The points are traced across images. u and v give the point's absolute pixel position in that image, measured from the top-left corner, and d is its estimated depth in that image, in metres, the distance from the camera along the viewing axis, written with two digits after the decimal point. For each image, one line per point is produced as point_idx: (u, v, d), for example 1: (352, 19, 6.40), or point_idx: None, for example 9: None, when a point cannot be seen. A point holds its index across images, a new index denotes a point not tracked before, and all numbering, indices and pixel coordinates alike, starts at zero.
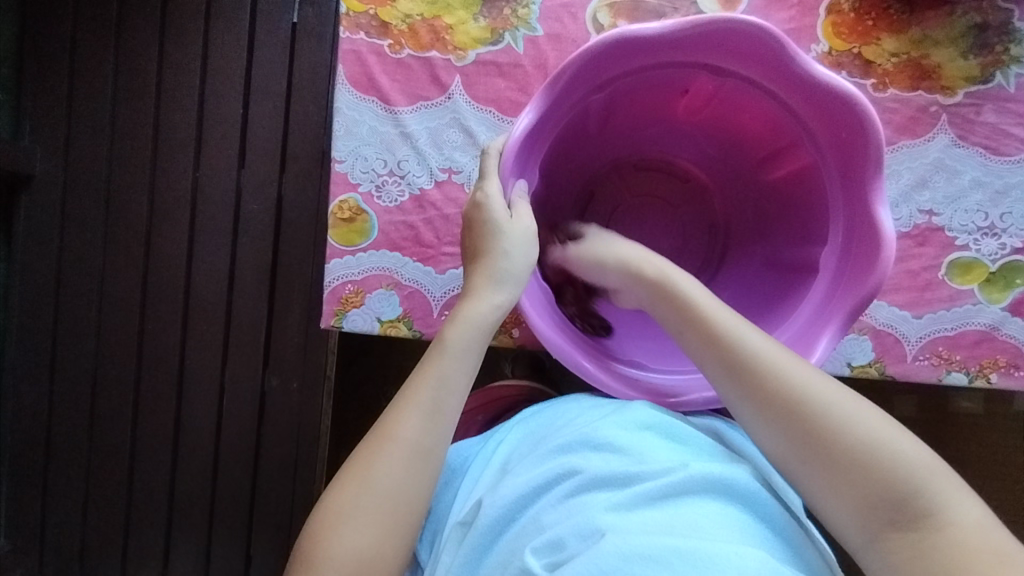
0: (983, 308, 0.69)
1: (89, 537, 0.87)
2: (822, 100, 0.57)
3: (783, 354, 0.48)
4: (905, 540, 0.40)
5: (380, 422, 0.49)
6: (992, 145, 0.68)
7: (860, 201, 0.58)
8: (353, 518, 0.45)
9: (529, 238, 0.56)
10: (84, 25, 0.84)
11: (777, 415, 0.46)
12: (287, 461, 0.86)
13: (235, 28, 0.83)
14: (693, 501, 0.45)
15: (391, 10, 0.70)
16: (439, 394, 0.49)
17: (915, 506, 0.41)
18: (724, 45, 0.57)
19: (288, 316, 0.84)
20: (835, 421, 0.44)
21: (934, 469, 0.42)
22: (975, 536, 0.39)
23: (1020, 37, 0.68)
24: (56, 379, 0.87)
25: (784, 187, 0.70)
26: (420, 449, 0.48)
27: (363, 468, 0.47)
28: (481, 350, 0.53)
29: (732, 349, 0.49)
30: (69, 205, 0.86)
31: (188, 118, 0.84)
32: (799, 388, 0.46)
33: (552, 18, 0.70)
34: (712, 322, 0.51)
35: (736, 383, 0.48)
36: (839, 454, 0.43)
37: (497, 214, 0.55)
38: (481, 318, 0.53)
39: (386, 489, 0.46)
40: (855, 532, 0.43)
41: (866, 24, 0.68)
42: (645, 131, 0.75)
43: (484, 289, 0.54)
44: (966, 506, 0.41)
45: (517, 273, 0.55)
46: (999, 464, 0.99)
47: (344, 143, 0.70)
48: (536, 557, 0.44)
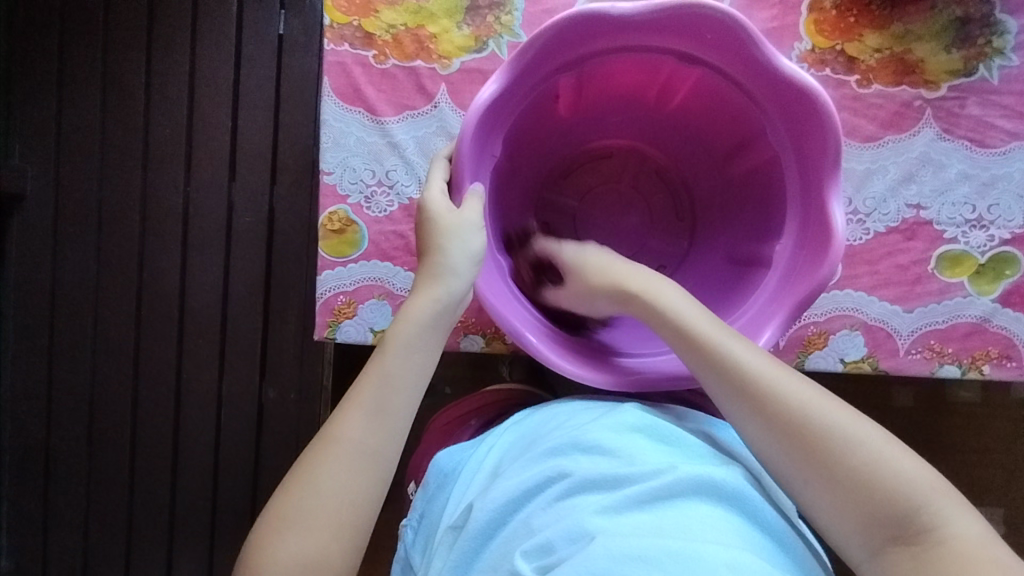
0: (974, 301, 0.69)
1: (92, 554, 0.88)
2: (780, 88, 0.58)
3: (784, 375, 0.49)
4: (907, 553, 0.41)
5: (325, 423, 0.48)
6: (978, 137, 0.68)
7: (815, 181, 0.58)
8: (302, 519, 0.44)
9: (474, 229, 0.55)
10: (71, 43, 0.84)
11: (779, 432, 0.47)
12: (287, 471, 0.86)
13: (221, 40, 0.83)
14: (682, 502, 0.44)
15: (375, 21, 0.70)
16: (383, 394, 0.49)
17: (920, 520, 0.42)
18: (688, 31, 0.57)
19: (283, 328, 0.84)
20: (841, 442, 0.45)
21: (933, 484, 0.43)
22: (977, 550, 0.40)
23: (1002, 29, 0.68)
24: (53, 397, 0.87)
25: (744, 180, 0.70)
26: (363, 449, 0.47)
27: (308, 471, 0.46)
28: (429, 345, 0.52)
29: (736, 371, 0.50)
30: (61, 223, 0.86)
31: (177, 132, 0.84)
32: (804, 411, 0.46)
33: (535, 24, 0.70)
34: (712, 345, 0.51)
35: (743, 405, 0.49)
36: (840, 471, 0.44)
37: (439, 212, 0.55)
38: (425, 315, 0.52)
39: (329, 492, 0.45)
40: (856, 547, 0.44)
41: (848, 21, 0.68)
42: (609, 118, 0.76)
43: (429, 286, 0.54)
44: (967, 520, 0.41)
45: (459, 269, 0.54)
46: (999, 452, 1.00)
47: (332, 154, 0.70)
48: (526, 561, 0.44)
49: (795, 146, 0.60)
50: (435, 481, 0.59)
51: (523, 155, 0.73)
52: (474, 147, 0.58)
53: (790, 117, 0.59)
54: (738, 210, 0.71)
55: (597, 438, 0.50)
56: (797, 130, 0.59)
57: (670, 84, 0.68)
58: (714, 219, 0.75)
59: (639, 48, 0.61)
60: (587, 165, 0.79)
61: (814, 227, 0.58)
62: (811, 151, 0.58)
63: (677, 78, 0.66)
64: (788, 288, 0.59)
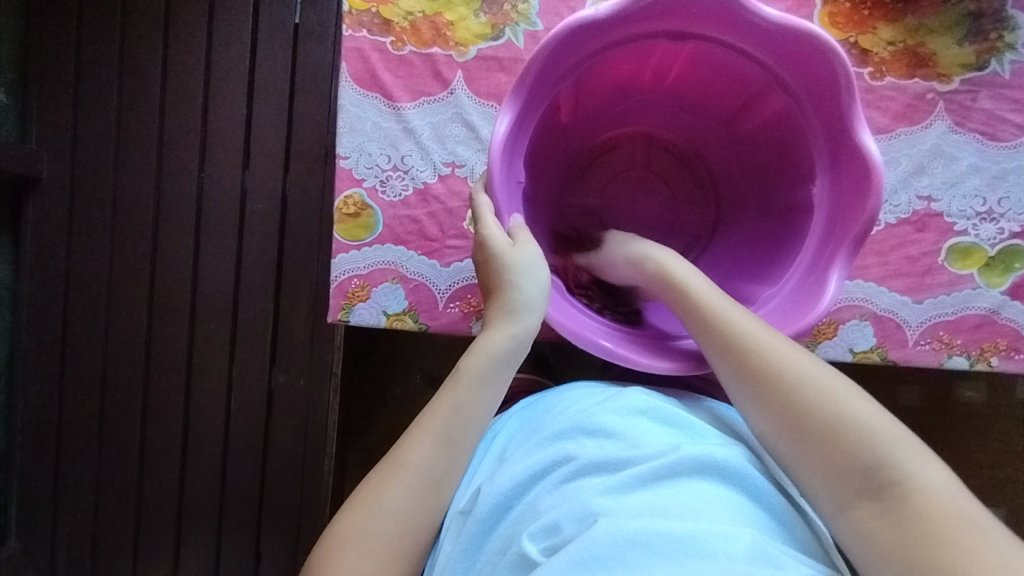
0: (983, 293, 0.69)
1: (101, 534, 0.88)
2: (783, 43, 0.58)
3: (766, 332, 0.50)
4: (876, 508, 0.41)
5: (395, 447, 0.50)
6: (989, 131, 0.69)
7: (839, 127, 0.59)
8: (363, 538, 0.46)
9: (536, 262, 0.56)
10: (89, 29, 0.85)
11: (756, 387, 0.48)
12: (295, 455, 0.86)
13: (238, 27, 0.84)
14: (686, 483, 0.45)
15: (393, 8, 0.71)
16: (451, 423, 0.50)
17: (884, 471, 0.41)
18: (686, 7, 0.58)
19: (294, 314, 0.85)
20: (810, 395, 0.46)
21: (901, 438, 0.42)
22: (942, 502, 0.39)
23: (1014, 24, 0.69)
24: (66, 377, 0.88)
25: (761, 135, 0.71)
26: (430, 476, 0.49)
27: (373, 493, 0.48)
28: (503, 382, 0.53)
29: (722, 329, 0.51)
30: (77, 205, 0.86)
31: (192, 119, 0.85)
32: (778, 364, 0.48)
33: (552, 13, 0.70)
34: (701, 303, 0.54)
35: (723, 358, 0.51)
36: (814, 426, 0.45)
37: (499, 247, 0.56)
38: (497, 349, 0.53)
39: (394, 514, 0.47)
40: (828, 501, 0.44)
41: (862, 14, 0.69)
42: (615, 107, 0.76)
43: (497, 322, 0.54)
44: (933, 472, 0.41)
45: (532, 303, 0.55)
46: (1003, 451, 1.00)
47: (349, 139, 0.71)
48: (533, 543, 0.44)
49: (824, 117, 0.60)
50: None
51: (546, 155, 0.73)
52: (504, 166, 0.58)
53: (804, 72, 0.60)
54: (763, 173, 0.73)
55: (602, 421, 0.51)
56: (814, 93, 0.60)
57: (668, 64, 0.69)
58: (740, 201, 0.76)
59: (633, 37, 0.61)
60: (607, 153, 0.80)
61: (849, 164, 0.58)
62: (833, 115, 0.59)
63: (669, 56, 0.67)
64: (837, 227, 0.59)
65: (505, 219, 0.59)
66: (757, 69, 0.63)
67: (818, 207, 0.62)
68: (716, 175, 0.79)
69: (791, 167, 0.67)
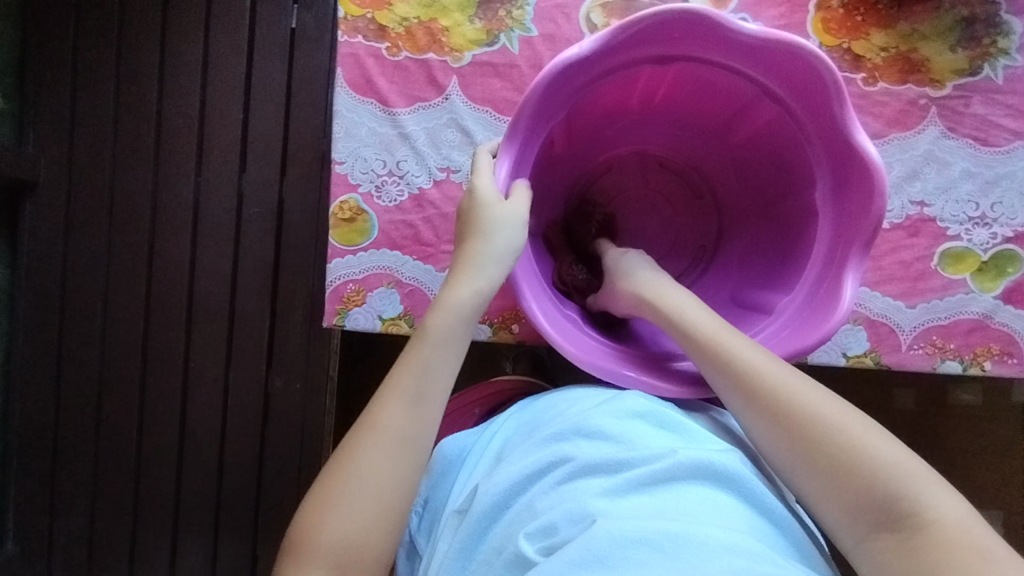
0: (976, 297, 0.70)
1: (97, 538, 0.88)
2: (771, 57, 0.58)
3: (775, 366, 0.50)
4: (893, 540, 0.40)
5: (363, 413, 0.49)
6: (982, 136, 0.69)
7: (835, 134, 0.59)
8: (345, 506, 0.45)
9: (516, 220, 0.55)
10: (86, 34, 0.86)
11: (770, 421, 0.48)
12: (292, 459, 0.86)
13: (235, 31, 0.84)
14: (683, 486, 0.45)
15: (388, 14, 0.71)
16: (422, 381, 0.50)
17: (898, 506, 0.40)
18: (670, 34, 0.57)
19: (291, 318, 0.85)
20: (822, 425, 0.45)
21: (917, 471, 0.41)
22: (960, 535, 0.38)
23: (1007, 30, 0.69)
24: (63, 381, 0.88)
25: (752, 145, 0.71)
26: (404, 436, 0.47)
27: (349, 458, 0.47)
28: (466, 334, 0.53)
29: (730, 364, 0.51)
30: (74, 210, 0.87)
31: (189, 123, 0.85)
32: (790, 396, 0.48)
33: (546, 19, 0.71)
34: (705, 338, 0.54)
35: (734, 392, 0.51)
36: (829, 460, 0.44)
37: (486, 198, 0.56)
38: (464, 304, 0.53)
39: (374, 478, 0.46)
40: (846, 532, 0.43)
41: (855, 19, 0.69)
42: (610, 129, 0.76)
43: (464, 276, 0.54)
44: (948, 505, 0.40)
45: (502, 254, 0.55)
46: (1000, 455, 1.00)
47: (344, 144, 0.71)
48: (530, 543, 0.44)
49: (821, 124, 0.60)
50: (441, 468, 0.59)
51: (546, 175, 0.74)
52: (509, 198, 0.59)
53: (797, 84, 0.60)
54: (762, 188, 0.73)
55: (600, 424, 0.51)
56: (810, 107, 0.60)
57: (660, 85, 0.69)
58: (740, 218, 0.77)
59: (628, 63, 0.61)
60: (612, 171, 0.80)
61: (854, 170, 0.58)
62: (828, 122, 0.59)
63: (656, 79, 0.67)
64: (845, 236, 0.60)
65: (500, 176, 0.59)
66: (749, 85, 0.63)
67: (822, 213, 0.62)
68: (715, 187, 0.79)
69: (789, 172, 0.67)
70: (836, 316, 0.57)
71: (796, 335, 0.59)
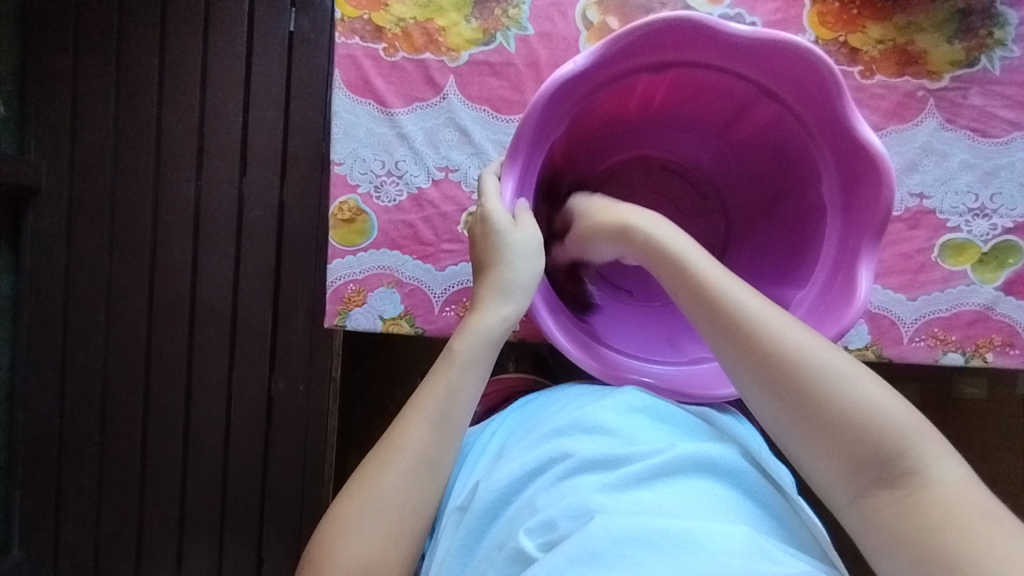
0: (977, 289, 0.70)
1: (103, 542, 0.89)
2: (765, 55, 0.58)
3: (772, 313, 0.47)
4: (891, 497, 0.40)
5: (388, 433, 0.49)
6: (980, 127, 0.69)
7: (839, 126, 0.59)
8: (366, 524, 0.46)
9: (534, 247, 0.56)
10: (86, 41, 0.86)
11: (769, 376, 0.45)
12: (296, 460, 0.87)
13: (234, 36, 0.84)
14: (682, 482, 0.45)
15: (385, 15, 0.71)
16: (447, 405, 0.50)
17: (901, 464, 0.40)
18: (663, 43, 0.57)
19: (293, 320, 0.85)
20: (827, 382, 0.43)
21: (916, 427, 0.41)
22: (958, 494, 0.39)
23: (1004, 20, 0.69)
24: (68, 386, 0.88)
25: (756, 142, 0.72)
26: (426, 458, 0.48)
27: (370, 478, 0.47)
28: (491, 359, 0.53)
29: (730, 310, 0.47)
30: (77, 214, 0.87)
31: (189, 128, 0.86)
32: (794, 350, 0.44)
33: (542, 17, 0.71)
34: (706, 283, 0.49)
35: (730, 343, 0.47)
36: (827, 415, 0.42)
37: (500, 223, 0.56)
38: (489, 329, 0.53)
39: (396, 498, 0.47)
40: (841, 492, 0.42)
41: (851, 13, 0.69)
42: (613, 136, 0.76)
43: (489, 302, 0.55)
44: (948, 463, 0.40)
45: (522, 284, 0.55)
46: (1006, 449, 1.00)
47: (343, 145, 0.71)
48: (529, 539, 0.44)
49: (824, 121, 0.60)
50: None
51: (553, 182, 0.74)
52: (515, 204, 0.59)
53: (795, 80, 0.59)
54: (766, 183, 0.74)
55: (599, 419, 0.51)
56: (820, 118, 0.60)
57: (664, 92, 0.69)
58: (746, 212, 0.76)
59: (625, 71, 0.61)
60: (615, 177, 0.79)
61: (854, 162, 0.59)
62: (832, 125, 0.59)
63: (652, 84, 0.67)
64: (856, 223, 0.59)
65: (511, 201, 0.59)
66: (746, 83, 0.63)
67: (832, 208, 0.62)
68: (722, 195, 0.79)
69: (795, 169, 0.67)
70: (855, 306, 0.56)
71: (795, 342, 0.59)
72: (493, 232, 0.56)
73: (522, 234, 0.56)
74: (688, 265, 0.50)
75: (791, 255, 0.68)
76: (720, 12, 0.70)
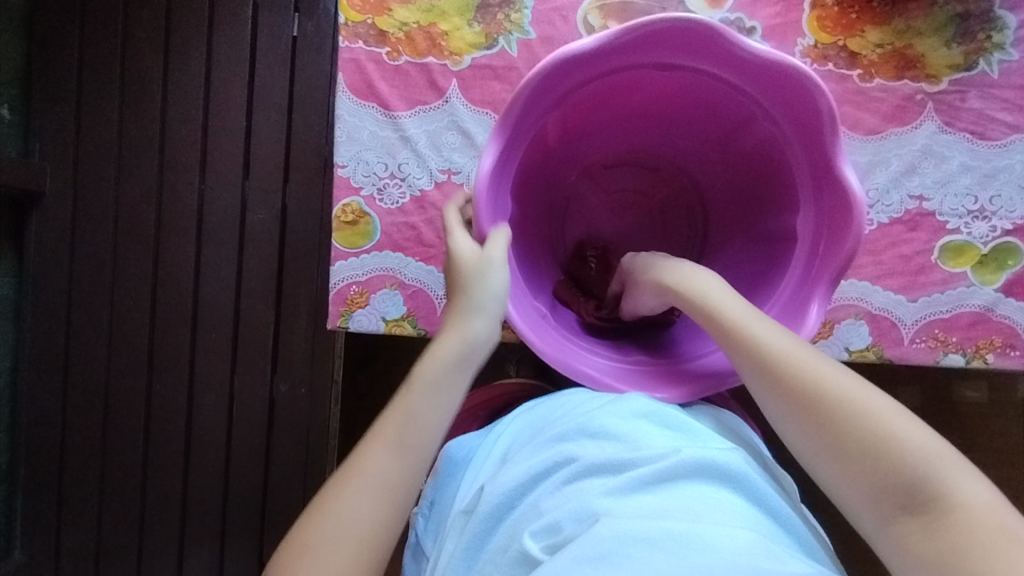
0: (977, 290, 0.70)
1: (104, 545, 0.89)
2: (709, 50, 0.58)
3: (804, 352, 0.49)
4: (917, 523, 0.39)
5: (350, 456, 0.49)
6: (979, 130, 0.70)
7: (807, 122, 0.59)
8: (349, 514, 0.46)
9: (494, 266, 0.55)
10: (91, 45, 0.87)
11: (799, 409, 0.47)
12: (297, 462, 0.87)
13: (237, 40, 0.85)
14: (687, 485, 0.45)
15: (388, 19, 0.72)
16: (406, 428, 0.50)
17: (925, 488, 0.40)
18: (641, 45, 0.58)
19: (295, 322, 0.86)
20: (853, 415, 0.44)
21: (941, 452, 0.41)
22: (984, 516, 0.38)
23: (1002, 24, 0.70)
24: (69, 388, 0.88)
25: (729, 144, 0.71)
26: (385, 482, 0.47)
27: (331, 500, 0.47)
28: (453, 383, 0.53)
29: (760, 350, 0.50)
30: (80, 217, 0.88)
31: (192, 132, 0.86)
32: (821, 386, 0.46)
33: (544, 21, 0.71)
34: (738, 324, 0.52)
35: (762, 379, 0.49)
36: (853, 444, 0.43)
37: (460, 253, 0.56)
38: (449, 354, 0.53)
39: (355, 519, 0.46)
40: (870, 518, 0.42)
41: (850, 17, 0.70)
42: (592, 140, 0.76)
43: (453, 324, 0.55)
44: (973, 486, 0.39)
45: (485, 305, 0.55)
46: (1008, 452, 1.00)
47: (346, 148, 0.72)
48: (534, 541, 0.44)
49: (790, 113, 0.60)
50: (447, 470, 0.60)
51: (536, 181, 0.75)
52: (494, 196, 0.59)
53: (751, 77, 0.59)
54: (742, 186, 0.73)
55: (604, 424, 0.51)
56: (773, 93, 0.60)
57: (620, 95, 0.68)
58: (724, 208, 0.77)
59: (608, 70, 0.61)
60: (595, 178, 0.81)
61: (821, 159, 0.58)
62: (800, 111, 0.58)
63: (631, 87, 0.67)
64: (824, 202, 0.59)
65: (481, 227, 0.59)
66: (705, 80, 0.63)
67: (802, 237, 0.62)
68: (702, 191, 0.79)
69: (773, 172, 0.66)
70: (845, 248, 0.57)
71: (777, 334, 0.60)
72: (455, 261, 0.56)
73: (483, 258, 0.55)
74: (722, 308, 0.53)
75: (771, 243, 0.68)
76: (720, 17, 0.70)
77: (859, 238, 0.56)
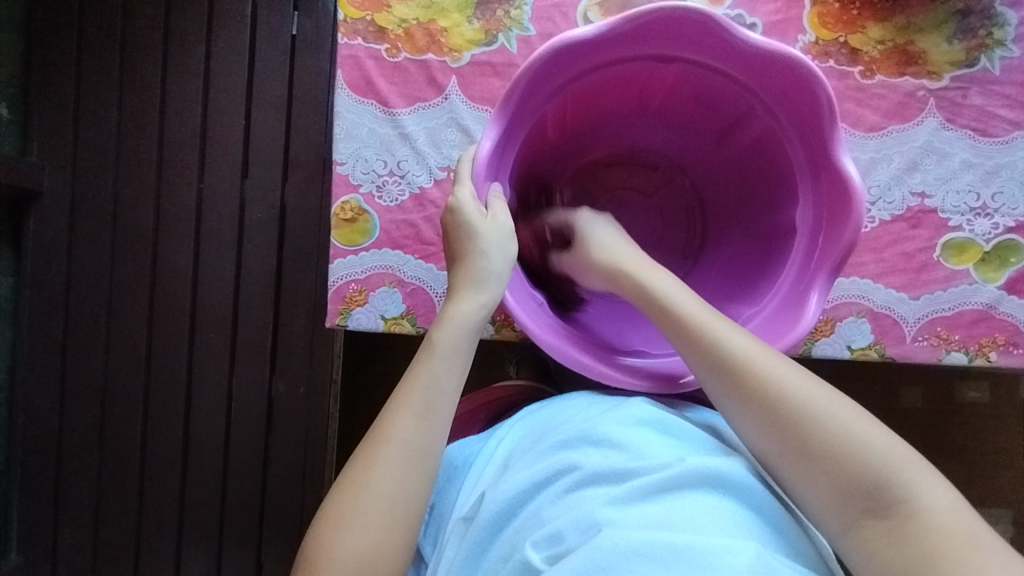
0: (980, 288, 0.70)
1: (101, 546, 0.88)
2: (737, 52, 0.59)
3: (755, 348, 0.48)
4: (882, 527, 0.39)
5: (376, 426, 0.49)
6: (981, 127, 0.69)
7: (813, 129, 0.59)
8: (362, 515, 0.45)
9: (507, 234, 0.56)
10: (90, 44, 0.87)
11: (753, 405, 0.45)
12: (295, 463, 0.86)
13: (236, 39, 0.85)
14: (691, 495, 0.44)
15: (387, 16, 0.72)
16: (431, 394, 0.49)
17: (891, 493, 0.39)
18: (640, 34, 0.58)
19: (294, 322, 0.85)
20: (812, 414, 0.43)
21: (907, 457, 0.41)
22: (949, 524, 0.37)
23: (1003, 21, 0.69)
24: (67, 388, 0.88)
25: (729, 141, 0.72)
26: (415, 448, 0.47)
27: (362, 473, 0.46)
28: (471, 348, 0.53)
29: (710, 345, 0.49)
30: (79, 216, 0.87)
31: (191, 131, 0.86)
32: (778, 383, 0.45)
33: (544, 18, 0.71)
34: (682, 313, 0.51)
35: (714, 375, 0.48)
36: (812, 445, 0.42)
37: (473, 216, 0.56)
38: (468, 317, 0.53)
39: (386, 491, 0.46)
40: (834, 521, 0.42)
41: (851, 13, 0.70)
42: (594, 131, 0.76)
43: (466, 291, 0.55)
44: (938, 493, 0.39)
45: (498, 271, 0.56)
46: (1011, 454, 0.99)
47: (345, 145, 0.71)
48: (535, 551, 0.43)
49: (795, 115, 0.60)
50: (446, 474, 0.59)
51: (534, 172, 0.74)
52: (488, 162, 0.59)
53: (762, 75, 0.60)
54: (741, 180, 0.73)
55: (607, 431, 0.50)
56: (775, 88, 0.60)
57: (613, 90, 0.68)
58: (724, 205, 0.77)
59: (608, 61, 0.61)
60: (591, 178, 0.81)
61: (826, 164, 0.59)
62: (808, 113, 0.59)
63: (631, 81, 0.67)
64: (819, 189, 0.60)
65: (482, 190, 0.59)
66: (713, 78, 0.63)
67: (801, 230, 0.62)
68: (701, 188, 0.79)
69: (773, 175, 0.67)
70: (847, 236, 0.56)
71: (777, 330, 0.59)
72: (465, 225, 0.56)
73: (492, 220, 0.56)
74: (669, 299, 0.53)
75: (771, 238, 0.68)
76: (720, 13, 0.70)
77: (858, 228, 0.56)
